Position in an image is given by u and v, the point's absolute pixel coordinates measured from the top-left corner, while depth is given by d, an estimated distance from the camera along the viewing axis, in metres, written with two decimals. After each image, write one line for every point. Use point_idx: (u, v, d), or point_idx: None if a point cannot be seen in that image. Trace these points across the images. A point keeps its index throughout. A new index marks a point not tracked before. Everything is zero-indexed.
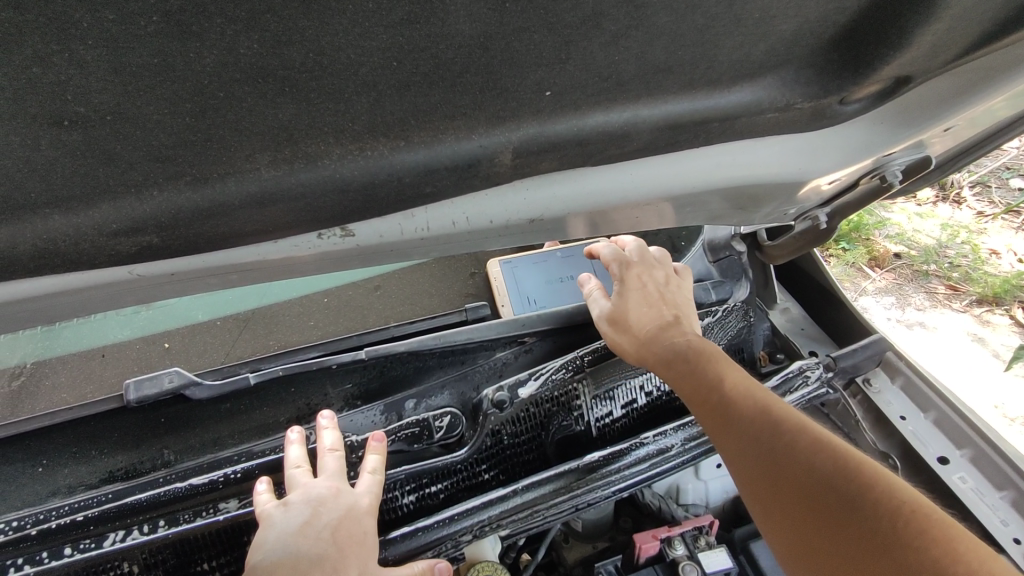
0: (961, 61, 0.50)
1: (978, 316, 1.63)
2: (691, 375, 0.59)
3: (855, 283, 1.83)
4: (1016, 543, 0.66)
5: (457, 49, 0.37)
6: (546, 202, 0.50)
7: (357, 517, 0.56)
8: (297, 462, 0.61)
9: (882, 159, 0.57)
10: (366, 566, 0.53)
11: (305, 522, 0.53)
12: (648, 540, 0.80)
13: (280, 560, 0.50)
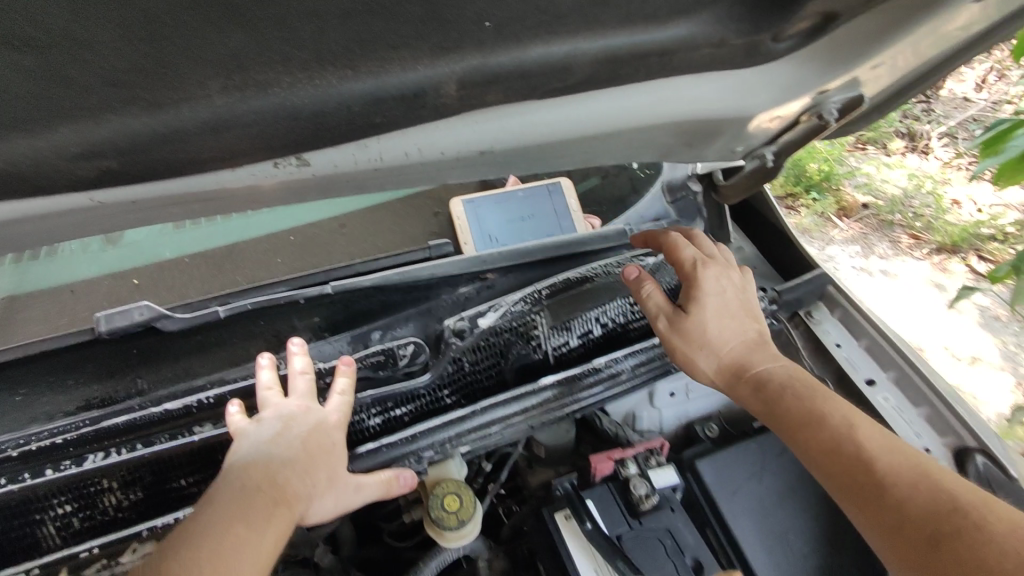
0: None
1: (937, 263, 2.32)
2: (796, 409, 0.67)
3: (824, 232, 2.47)
4: (927, 451, 0.75)
5: None
6: (496, 134, 0.52)
7: (327, 431, 0.63)
8: (268, 385, 0.64)
9: (818, 95, 0.60)
10: (334, 471, 0.62)
11: (276, 435, 0.60)
12: (603, 461, 0.87)
13: (254, 463, 0.58)
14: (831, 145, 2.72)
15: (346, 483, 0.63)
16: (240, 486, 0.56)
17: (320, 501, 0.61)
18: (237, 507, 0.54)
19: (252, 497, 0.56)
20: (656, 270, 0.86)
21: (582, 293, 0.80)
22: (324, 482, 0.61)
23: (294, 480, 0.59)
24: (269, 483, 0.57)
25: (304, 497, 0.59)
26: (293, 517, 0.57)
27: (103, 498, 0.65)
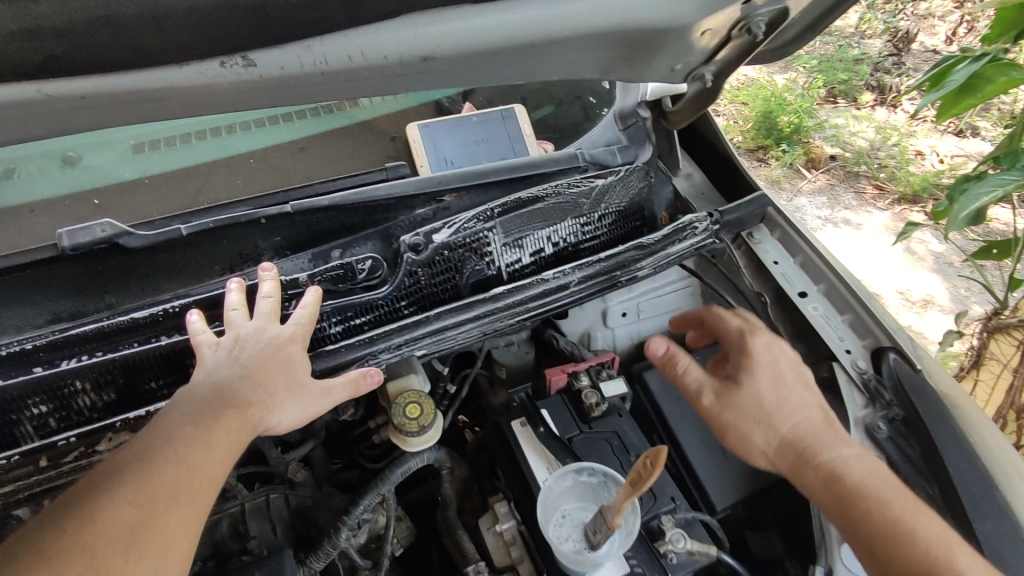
0: None
1: (898, 212, 2.40)
2: (850, 502, 0.63)
3: (793, 182, 2.55)
4: (847, 352, 0.83)
5: None
6: (433, 38, 0.55)
7: (289, 344, 0.66)
8: (235, 303, 0.67)
9: (746, 8, 0.65)
10: (293, 384, 0.64)
11: (235, 347, 0.64)
12: (558, 374, 0.91)
13: (211, 372, 0.61)
14: (802, 98, 2.77)
15: (308, 393, 0.65)
16: (195, 394, 0.59)
17: (281, 410, 0.63)
18: (191, 412, 0.57)
19: (206, 404, 0.58)
20: (605, 191, 0.89)
21: (532, 213, 0.84)
22: (284, 392, 0.63)
23: (250, 389, 0.61)
24: (225, 392, 0.60)
25: (260, 405, 0.61)
26: (250, 422, 0.60)
27: (78, 399, 0.66)
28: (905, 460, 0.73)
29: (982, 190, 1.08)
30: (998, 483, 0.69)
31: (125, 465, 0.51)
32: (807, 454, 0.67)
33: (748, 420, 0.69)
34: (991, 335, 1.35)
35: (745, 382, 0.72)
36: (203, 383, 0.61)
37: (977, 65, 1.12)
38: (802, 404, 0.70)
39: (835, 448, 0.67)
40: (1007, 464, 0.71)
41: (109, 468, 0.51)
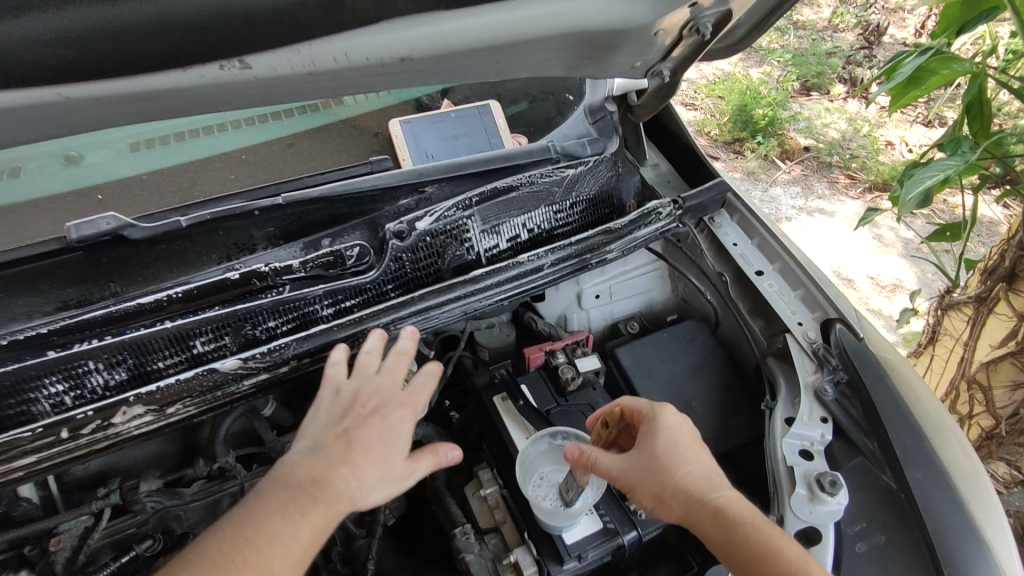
0: None
1: (869, 200, 2.50)
2: (737, 541, 0.63)
3: (769, 173, 2.64)
4: (799, 325, 0.91)
5: None
6: (411, 41, 0.61)
7: (386, 422, 0.69)
8: (370, 348, 0.75)
9: (693, 11, 0.72)
10: (388, 461, 0.67)
11: (341, 420, 0.69)
12: (535, 351, 0.99)
13: (308, 454, 0.66)
14: (777, 91, 2.87)
15: (396, 479, 0.67)
16: (289, 474, 0.64)
17: (368, 494, 0.65)
18: (281, 497, 0.62)
19: (294, 491, 0.62)
20: (576, 181, 0.96)
21: (508, 201, 0.91)
22: (371, 478, 0.65)
23: (340, 477, 0.64)
24: (313, 479, 0.63)
25: (345, 496, 0.63)
26: (335, 510, 0.63)
27: (91, 377, 0.71)
28: (849, 420, 0.81)
29: (927, 175, 1.17)
30: (928, 438, 0.77)
31: (217, 556, 0.57)
32: (702, 496, 0.67)
33: (648, 475, 0.69)
34: (945, 312, 1.44)
35: (647, 443, 0.71)
36: (300, 464, 0.65)
37: (925, 58, 1.17)
38: (698, 457, 0.70)
39: (722, 490, 0.67)
40: (942, 437, 0.78)
41: (201, 545, 0.58)
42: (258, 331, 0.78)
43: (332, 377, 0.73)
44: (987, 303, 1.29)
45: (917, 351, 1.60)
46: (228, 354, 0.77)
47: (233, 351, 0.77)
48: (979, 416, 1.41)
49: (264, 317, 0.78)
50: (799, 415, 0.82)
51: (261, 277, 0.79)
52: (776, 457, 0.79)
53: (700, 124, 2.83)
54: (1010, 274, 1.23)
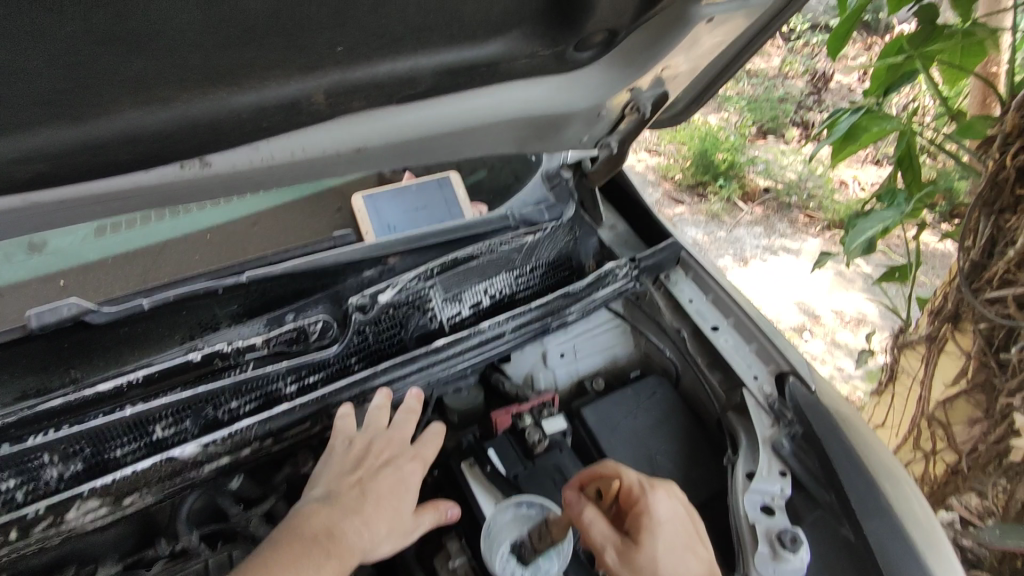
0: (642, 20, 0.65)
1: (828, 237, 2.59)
2: None
3: (733, 216, 2.75)
4: (754, 378, 0.95)
5: (252, 17, 0.48)
6: (366, 135, 0.64)
7: (396, 477, 0.77)
8: (378, 405, 0.81)
9: (633, 93, 0.77)
10: (398, 512, 0.75)
11: (353, 472, 0.76)
12: (502, 415, 0.99)
13: (324, 504, 0.72)
14: (735, 135, 3.01)
15: (402, 532, 0.75)
16: (307, 524, 0.69)
17: (377, 545, 0.72)
18: (297, 548, 0.66)
19: (310, 540, 0.67)
20: (534, 247, 0.99)
21: (468, 270, 0.93)
22: (382, 531, 0.72)
23: (353, 530, 0.70)
24: (328, 531, 0.69)
25: (358, 547, 0.69)
26: (348, 562, 0.68)
27: (46, 470, 0.69)
28: (807, 474, 0.83)
29: (868, 225, 1.25)
30: (883, 490, 0.79)
31: None
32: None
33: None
34: (901, 351, 1.49)
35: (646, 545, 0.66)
36: (314, 517, 0.70)
37: (857, 116, 1.26)
38: (689, 565, 0.66)
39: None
40: (895, 488, 0.81)
41: None
42: (219, 413, 0.78)
43: (344, 429, 0.79)
44: (937, 341, 1.34)
45: (878, 390, 1.63)
46: (188, 439, 0.76)
47: (193, 436, 0.76)
48: (943, 452, 1.42)
49: (226, 397, 0.78)
50: (759, 470, 0.84)
51: (223, 356, 0.80)
52: (738, 516, 0.81)
53: (665, 169, 2.98)
54: (953, 315, 1.29)
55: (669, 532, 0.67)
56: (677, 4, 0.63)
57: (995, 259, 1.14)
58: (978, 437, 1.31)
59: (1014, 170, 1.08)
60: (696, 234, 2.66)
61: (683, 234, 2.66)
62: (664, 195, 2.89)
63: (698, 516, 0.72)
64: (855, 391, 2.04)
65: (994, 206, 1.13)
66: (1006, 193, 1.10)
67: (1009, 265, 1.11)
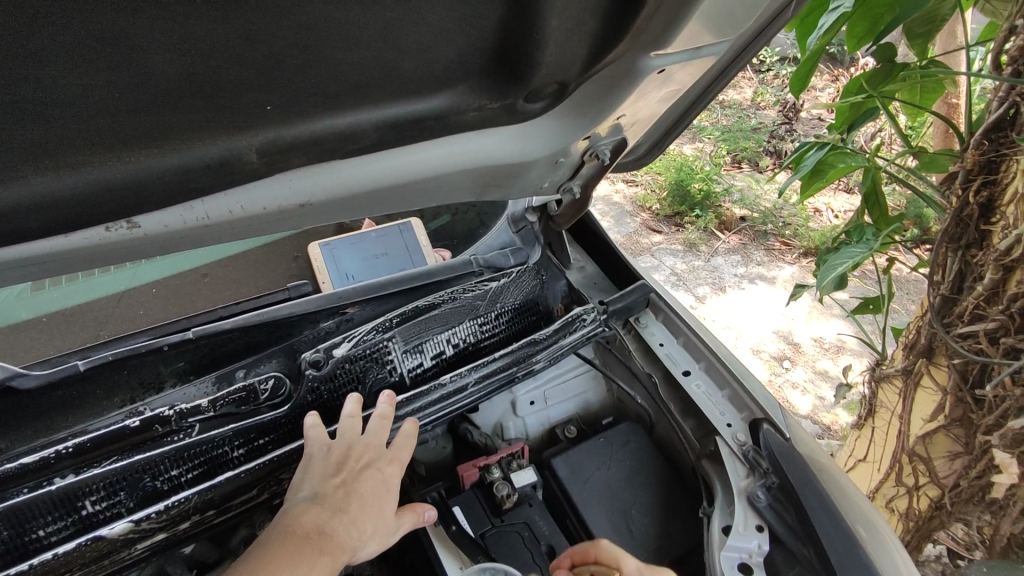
0: (592, 72, 0.63)
1: (805, 265, 2.60)
2: None
3: (711, 244, 2.74)
4: (728, 425, 0.91)
5: (163, 83, 0.46)
6: (308, 189, 0.60)
7: (381, 477, 0.74)
8: (349, 412, 0.79)
9: (591, 141, 0.75)
10: (381, 512, 0.72)
11: (335, 474, 0.72)
12: (469, 469, 0.95)
13: (312, 501, 0.68)
14: (710, 165, 3.04)
15: (384, 533, 0.72)
16: (297, 522, 0.65)
17: (363, 546, 0.69)
18: (289, 548, 0.62)
19: (302, 538, 0.63)
20: (499, 292, 0.96)
21: (429, 319, 0.90)
22: (369, 530, 0.70)
23: (343, 528, 0.67)
24: (318, 530, 0.65)
25: (348, 547, 0.67)
26: (338, 561, 0.65)
27: None
28: (785, 529, 0.80)
29: (839, 261, 1.24)
30: (863, 546, 0.76)
31: None
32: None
33: None
34: (878, 384, 1.45)
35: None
36: (301, 517, 0.66)
37: (823, 152, 1.25)
38: None
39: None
40: (873, 543, 0.78)
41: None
42: (160, 483, 0.72)
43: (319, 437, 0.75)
44: (914, 376, 1.32)
45: (859, 423, 1.60)
46: (123, 513, 0.70)
47: (129, 510, 0.70)
48: (926, 487, 1.38)
49: (166, 466, 0.73)
50: (735, 524, 0.81)
51: (164, 421, 0.75)
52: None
53: (643, 199, 3.00)
54: (927, 349, 1.27)
55: None
56: (626, 56, 0.62)
57: (965, 294, 1.13)
58: (959, 472, 1.30)
59: (977, 207, 1.08)
60: (675, 264, 2.65)
61: (661, 264, 2.66)
62: (642, 225, 2.89)
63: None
64: (838, 421, 2.02)
65: (960, 242, 1.13)
66: (971, 229, 1.10)
67: (978, 300, 1.10)
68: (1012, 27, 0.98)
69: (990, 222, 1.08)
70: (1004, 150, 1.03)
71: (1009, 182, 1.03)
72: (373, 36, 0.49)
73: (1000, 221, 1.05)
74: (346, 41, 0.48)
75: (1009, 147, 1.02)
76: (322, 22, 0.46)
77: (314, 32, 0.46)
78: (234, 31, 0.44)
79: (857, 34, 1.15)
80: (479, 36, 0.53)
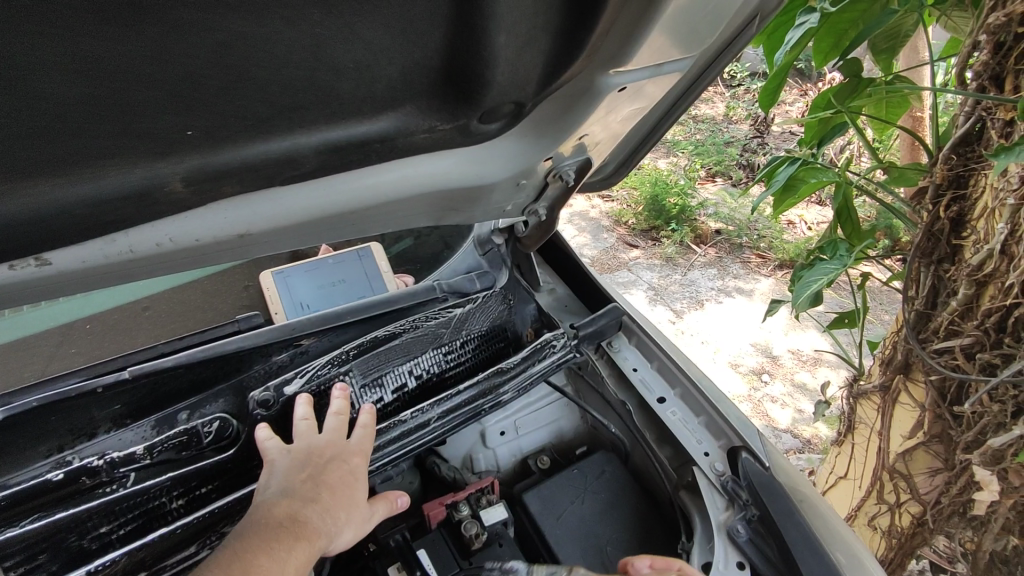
0: (548, 90, 0.59)
1: (781, 276, 2.60)
2: None
3: (688, 258, 2.73)
4: (705, 455, 0.88)
5: (64, 107, 0.40)
6: (246, 219, 0.56)
7: (348, 466, 0.71)
8: (302, 415, 0.75)
9: (555, 162, 0.71)
10: (354, 499, 0.69)
11: (300, 469, 0.68)
12: (435, 507, 0.90)
13: (281, 495, 0.64)
14: (684, 179, 3.04)
15: (360, 521, 0.69)
16: (267, 517, 0.61)
17: (340, 535, 0.66)
18: (263, 541, 0.58)
19: (276, 529, 0.60)
20: (464, 319, 0.92)
21: (389, 349, 0.86)
22: (344, 518, 0.67)
23: (317, 516, 0.64)
24: (291, 519, 0.62)
25: (325, 533, 0.63)
26: (315, 548, 0.62)
27: None
28: (766, 564, 0.76)
29: (812, 279, 1.22)
30: None
31: None
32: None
33: None
34: (856, 400, 1.43)
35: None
36: (270, 511, 0.62)
37: (794, 167, 1.24)
38: None
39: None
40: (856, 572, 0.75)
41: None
42: (87, 542, 0.66)
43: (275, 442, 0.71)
44: (891, 392, 1.30)
45: (839, 440, 1.57)
46: None
47: (52, 574, 0.64)
48: (907, 503, 1.36)
49: (94, 522, 0.67)
50: (715, 561, 0.77)
51: (93, 473, 0.69)
52: None
53: (619, 215, 2.98)
54: (904, 365, 1.25)
55: None
56: (584, 72, 0.58)
57: (939, 309, 1.12)
58: (941, 489, 1.27)
59: (948, 221, 1.07)
60: (652, 278, 2.64)
61: (639, 279, 2.64)
62: (618, 241, 2.88)
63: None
64: (818, 434, 1.99)
65: (932, 257, 1.12)
66: (942, 243, 1.09)
67: (953, 316, 1.08)
68: (975, 42, 0.97)
69: (961, 236, 1.07)
70: (972, 164, 1.02)
71: (978, 196, 1.02)
72: (301, 55, 0.44)
73: (971, 235, 1.04)
74: (271, 60, 0.44)
75: (977, 161, 1.02)
76: (240, 39, 0.41)
77: (233, 49, 0.42)
78: (134, 48, 0.39)
79: (824, 49, 1.14)
80: (422, 53, 0.49)
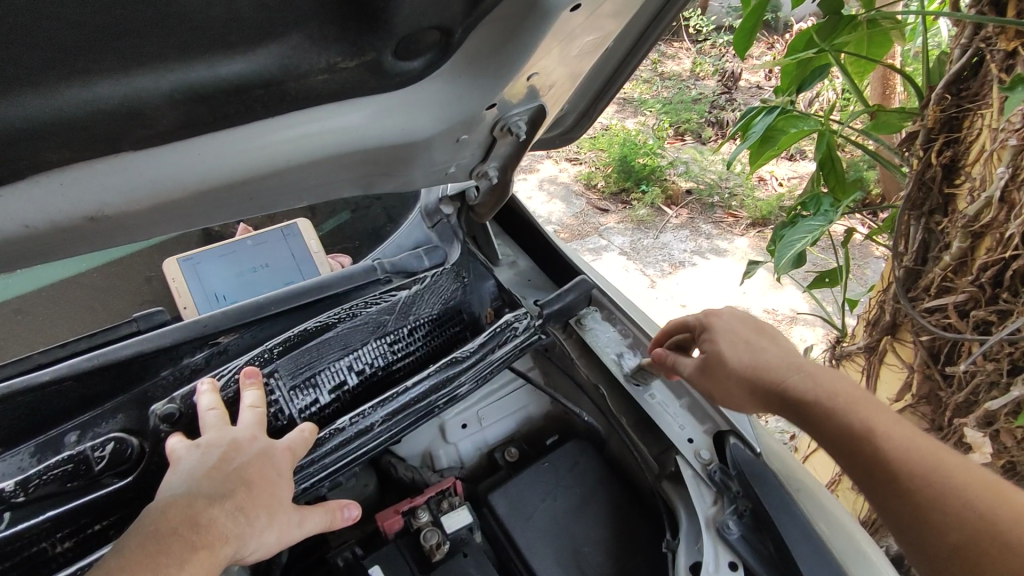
0: (483, 11, 0.46)
1: (755, 235, 2.52)
2: (831, 429, 0.64)
3: (659, 220, 2.63)
4: (690, 442, 0.80)
5: None
6: (95, 197, 0.42)
7: (271, 460, 0.60)
8: (211, 405, 0.63)
9: (501, 112, 0.59)
10: (276, 499, 0.57)
11: (209, 463, 0.56)
12: (390, 516, 0.78)
13: (182, 492, 0.53)
14: (653, 139, 2.93)
15: (288, 524, 0.58)
16: (159, 520, 0.50)
17: (257, 539, 0.54)
18: (151, 549, 0.47)
19: (169, 534, 0.49)
20: (411, 303, 0.81)
21: (323, 343, 0.74)
22: (264, 518, 0.55)
23: (226, 516, 0.52)
24: (191, 520, 0.50)
25: (236, 537, 0.52)
26: (219, 558, 0.50)
27: None
28: (762, 564, 0.68)
29: (796, 237, 1.13)
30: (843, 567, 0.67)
31: None
32: (824, 411, 0.65)
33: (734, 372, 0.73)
34: (840, 362, 1.38)
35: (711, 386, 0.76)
36: (167, 511, 0.51)
37: (772, 117, 1.12)
38: (756, 350, 0.73)
39: (799, 378, 0.68)
40: (848, 556, 0.69)
41: None
42: None
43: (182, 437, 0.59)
44: (878, 353, 1.24)
45: None
46: None
47: None
48: None
49: None
50: (704, 563, 0.68)
51: None
52: None
53: (588, 177, 2.85)
54: (892, 325, 1.18)
55: (730, 343, 0.75)
56: None
57: (930, 265, 1.04)
58: None
59: (940, 168, 0.98)
60: (623, 243, 2.54)
61: (610, 244, 2.53)
62: (588, 205, 2.75)
63: (768, 321, 0.78)
64: None
65: (923, 208, 1.03)
66: (934, 193, 1.01)
67: (946, 271, 1.00)
68: None
69: (954, 184, 0.98)
70: (967, 104, 0.92)
71: (973, 139, 0.93)
72: None
73: (966, 182, 0.95)
74: None
75: (973, 99, 0.92)
76: None
77: None
78: None
79: None
80: None
